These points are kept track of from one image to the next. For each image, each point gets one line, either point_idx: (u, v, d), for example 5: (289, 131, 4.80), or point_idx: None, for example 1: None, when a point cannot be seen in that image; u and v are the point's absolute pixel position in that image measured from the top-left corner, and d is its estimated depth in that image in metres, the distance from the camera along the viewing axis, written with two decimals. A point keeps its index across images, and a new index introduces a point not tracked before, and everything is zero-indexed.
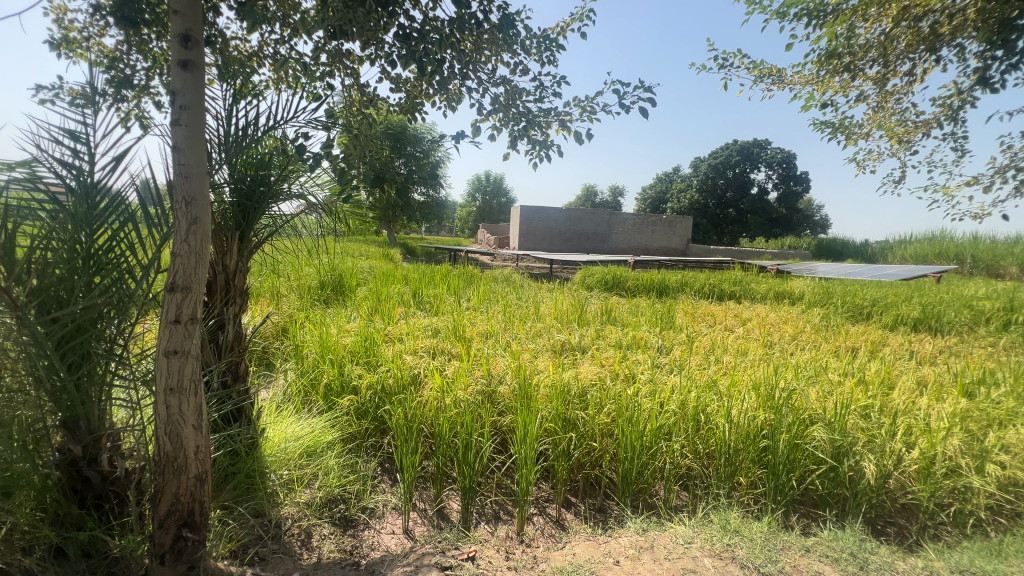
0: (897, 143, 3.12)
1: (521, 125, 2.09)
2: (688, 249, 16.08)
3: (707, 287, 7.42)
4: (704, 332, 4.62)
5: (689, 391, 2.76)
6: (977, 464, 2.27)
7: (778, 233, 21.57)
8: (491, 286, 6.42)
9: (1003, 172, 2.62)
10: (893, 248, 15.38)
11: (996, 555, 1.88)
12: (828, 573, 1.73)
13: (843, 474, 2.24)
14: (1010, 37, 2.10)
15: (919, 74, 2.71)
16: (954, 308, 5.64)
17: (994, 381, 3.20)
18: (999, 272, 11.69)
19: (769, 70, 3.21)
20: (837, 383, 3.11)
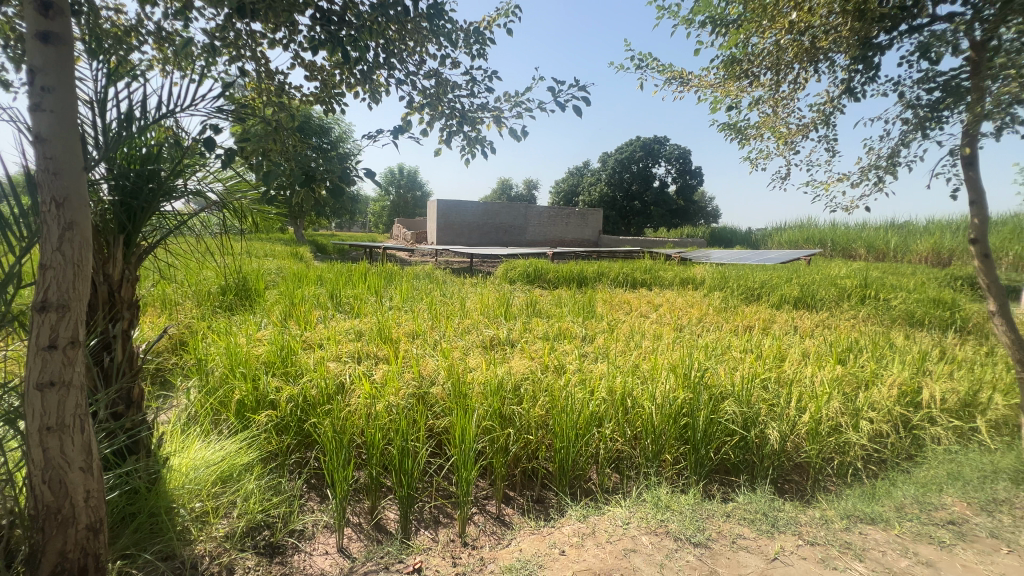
0: (783, 143, 3.48)
1: (456, 122, 2.17)
2: (601, 240, 16.89)
3: (622, 276, 7.83)
4: (623, 320, 4.86)
5: (616, 377, 2.89)
6: (853, 421, 2.63)
7: (678, 223, 23.41)
8: (413, 283, 6.24)
9: (867, 169, 3.04)
10: (773, 235, 17.39)
11: (872, 497, 2.19)
12: (747, 535, 1.90)
13: (751, 442, 2.46)
14: (870, 55, 2.45)
15: (802, 82, 3.04)
16: (823, 286, 6.51)
17: (859, 348, 3.74)
18: (852, 254, 13.72)
19: (678, 72, 3.42)
20: (740, 359, 3.45)
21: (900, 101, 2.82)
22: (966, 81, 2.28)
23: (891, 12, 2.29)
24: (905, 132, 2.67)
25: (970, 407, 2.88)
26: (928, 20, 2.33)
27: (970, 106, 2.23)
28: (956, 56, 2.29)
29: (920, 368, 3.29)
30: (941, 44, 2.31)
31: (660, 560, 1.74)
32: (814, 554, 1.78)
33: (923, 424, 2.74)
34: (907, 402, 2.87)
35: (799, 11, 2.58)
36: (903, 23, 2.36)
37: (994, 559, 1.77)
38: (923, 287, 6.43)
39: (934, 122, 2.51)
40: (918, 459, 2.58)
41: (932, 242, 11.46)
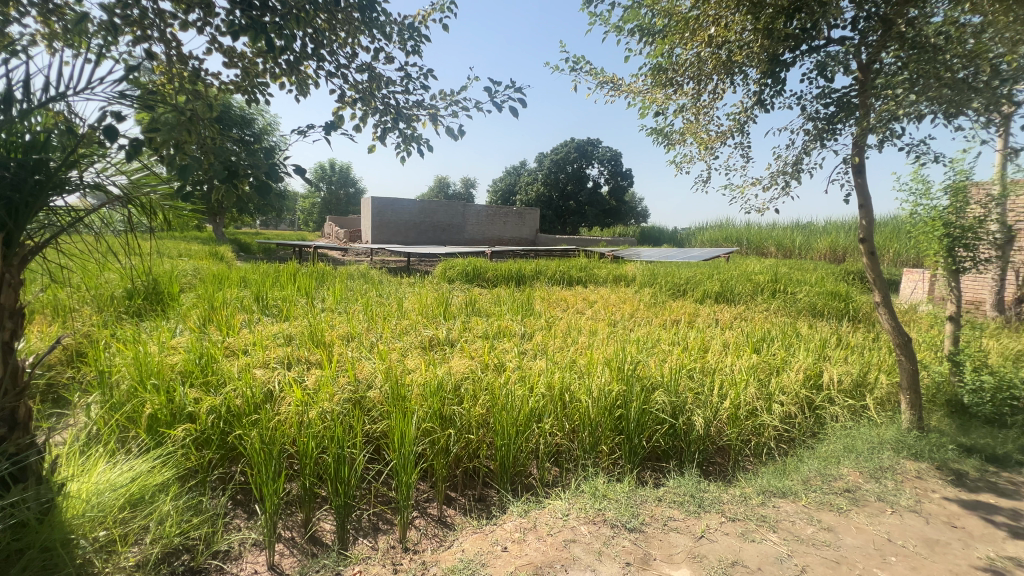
0: (705, 148, 3.73)
1: (390, 119, 2.23)
2: (537, 240, 17.32)
3: (558, 274, 8.01)
4: (560, 317, 4.99)
5: (554, 372, 2.95)
6: (767, 405, 2.88)
7: (611, 223, 24.34)
8: (347, 284, 6.00)
9: (777, 175, 3.32)
10: (697, 234, 18.59)
11: (783, 473, 2.41)
12: (677, 516, 2.02)
13: (679, 429, 2.62)
14: (777, 70, 2.69)
15: (720, 92, 3.26)
16: (740, 282, 7.06)
17: (771, 338, 4.10)
18: (764, 252, 15.00)
19: (608, 77, 3.54)
20: (668, 351, 3.66)
21: (802, 114, 3.11)
22: (855, 99, 2.56)
23: (794, 33, 2.52)
24: (807, 141, 2.96)
25: (861, 387, 3.26)
26: (824, 41, 2.59)
27: (858, 121, 2.51)
28: (847, 76, 2.57)
29: (821, 354, 3.67)
30: (835, 64, 2.57)
31: (598, 548, 1.81)
32: (735, 529, 1.93)
33: (824, 404, 3.06)
34: (810, 385, 3.18)
35: (717, 26, 2.77)
36: (805, 42, 2.60)
37: (882, 520, 2.01)
38: (823, 281, 7.17)
39: (830, 133, 2.80)
40: (820, 435, 2.88)
41: (829, 241, 12.82)
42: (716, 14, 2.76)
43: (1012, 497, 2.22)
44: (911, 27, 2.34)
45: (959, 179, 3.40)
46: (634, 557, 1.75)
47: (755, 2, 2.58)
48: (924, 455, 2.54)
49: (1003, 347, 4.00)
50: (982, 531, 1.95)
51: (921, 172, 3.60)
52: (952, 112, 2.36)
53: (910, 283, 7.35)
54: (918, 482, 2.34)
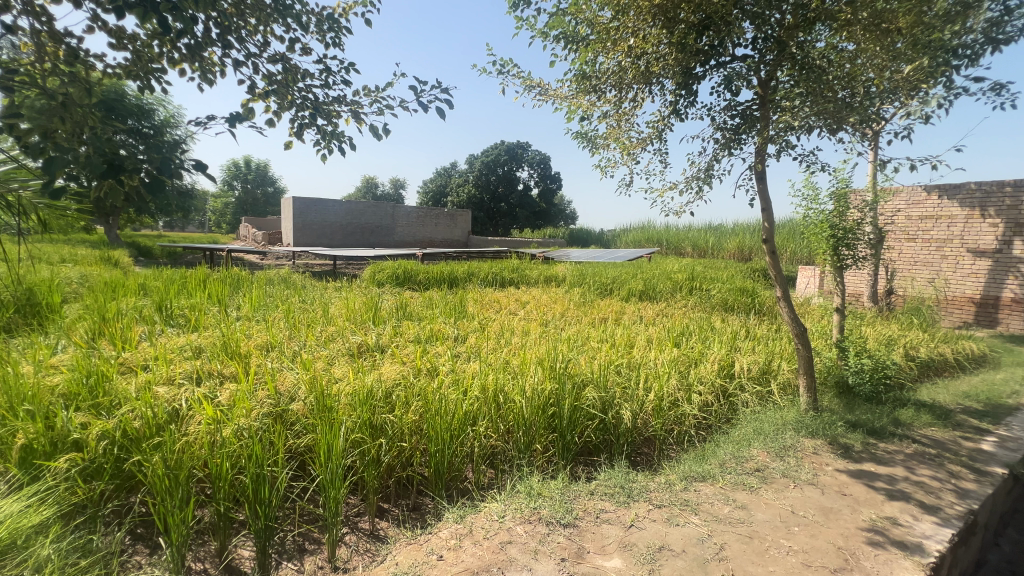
0: (628, 154, 3.90)
1: (308, 115, 2.18)
2: (470, 240, 17.42)
3: (491, 276, 8.03)
4: (494, 318, 5.00)
5: (488, 374, 2.94)
6: (687, 395, 3.08)
7: (542, 225, 24.85)
8: (265, 290, 5.59)
9: (692, 180, 3.55)
10: (621, 235, 19.53)
11: (702, 458, 2.58)
12: (608, 509, 2.09)
13: (608, 423, 2.72)
14: (688, 82, 2.87)
15: (639, 101, 3.43)
16: (661, 280, 7.49)
17: (689, 332, 4.39)
18: (681, 251, 16.08)
19: (535, 82, 3.60)
20: (597, 347, 3.80)
21: (712, 124, 3.35)
22: (757, 112, 2.80)
23: (704, 48, 2.72)
24: (716, 150, 3.19)
25: (766, 373, 3.59)
26: (729, 58, 2.81)
27: (760, 132, 2.75)
28: (749, 91, 2.81)
29: (733, 346, 3.98)
30: (739, 79, 2.81)
31: (534, 546, 1.82)
32: (661, 515, 2.04)
33: (736, 391, 3.32)
34: (724, 374, 3.44)
35: (635, 38, 2.90)
36: (713, 58, 2.81)
37: (787, 494, 2.22)
38: (733, 278, 7.81)
39: (736, 143, 3.05)
40: (734, 420, 3.12)
41: (737, 242, 14.03)
42: (635, 26, 2.90)
43: (888, 464, 2.55)
44: (800, 49, 2.60)
45: (842, 187, 3.85)
46: (568, 552, 1.78)
47: (669, 18, 2.75)
48: (819, 433, 2.84)
49: (878, 333, 4.59)
50: (866, 496, 2.22)
51: (811, 179, 4.03)
52: (836, 127, 2.67)
53: (804, 278, 8.23)
54: (815, 457, 2.61)
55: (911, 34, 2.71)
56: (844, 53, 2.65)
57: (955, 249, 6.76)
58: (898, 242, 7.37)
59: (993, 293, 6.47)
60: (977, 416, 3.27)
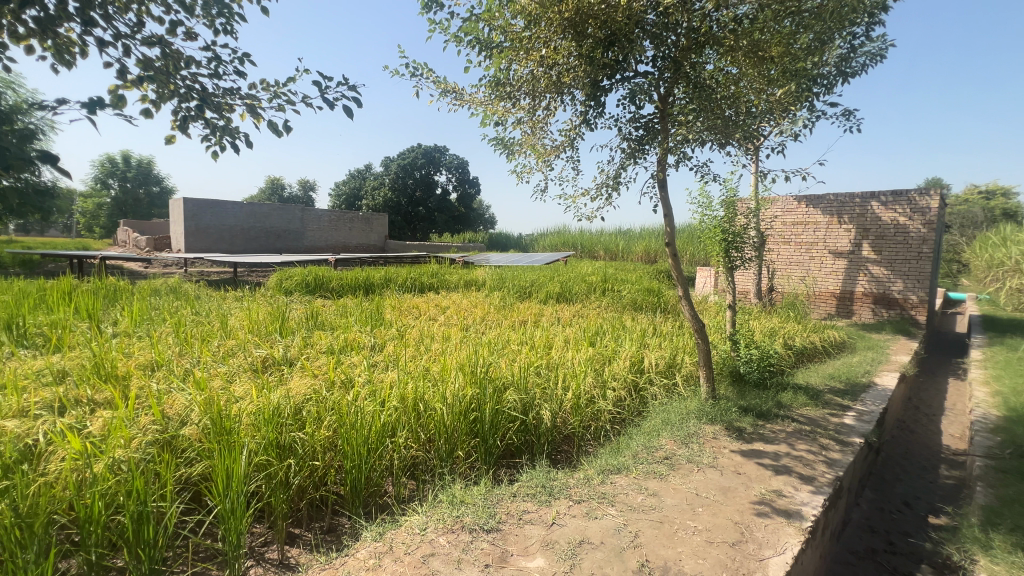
0: (543, 161, 4.01)
1: (194, 106, 1.98)
2: (386, 244, 16.94)
3: (409, 281, 7.83)
4: (412, 325, 4.86)
5: (407, 383, 2.84)
6: (602, 391, 3.22)
7: (461, 229, 24.78)
8: (150, 302, 4.95)
9: (602, 187, 3.72)
10: (539, 240, 20.09)
11: (617, 451, 2.71)
12: (531, 509, 2.12)
13: (529, 424, 2.76)
14: (597, 95, 3.01)
15: (552, 110, 3.54)
16: (577, 283, 7.79)
17: (603, 331, 4.61)
18: (594, 254, 16.90)
19: (450, 86, 3.57)
20: (517, 350, 3.85)
21: (619, 135, 3.54)
22: (658, 125, 3.00)
23: (610, 62, 2.87)
24: (623, 159, 3.39)
25: (672, 366, 3.87)
26: (633, 73, 3.00)
27: (661, 143, 2.96)
28: (651, 105, 3.02)
29: (642, 343, 4.25)
30: (642, 93, 3.01)
31: (457, 556, 1.79)
32: (581, 510, 2.11)
33: (646, 385, 3.55)
34: (635, 370, 3.66)
35: (547, 48, 2.97)
36: (619, 72, 2.98)
37: (691, 478, 2.40)
38: (641, 280, 8.34)
39: (640, 152, 3.25)
40: (644, 413, 3.31)
41: (645, 246, 15.04)
42: (546, 37, 2.96)
43: (773, 442, 2.86)
44: (693, 69, 2.83)
45: (730, 196, 4.28)
46: (492, 557, 1.77)
47: (578, 31, 2.87)
48: (718, 419, 3.12)
49: (763, 326, 5.15)
50: (757, 473, 2.47)
51: (705, 189, 4.43)
52: (724, 141, 2.97)
53: (701, 278, 9.02)
54: (714, 442, 2.85)
55: (781, 62, 3.09)
56: (730, 75, 2.95)
57: (820, 250, 7.82)
58: (776, 245, 8.36)
59: (849, 288, 7.57)
60: (840, 395, 3.79)
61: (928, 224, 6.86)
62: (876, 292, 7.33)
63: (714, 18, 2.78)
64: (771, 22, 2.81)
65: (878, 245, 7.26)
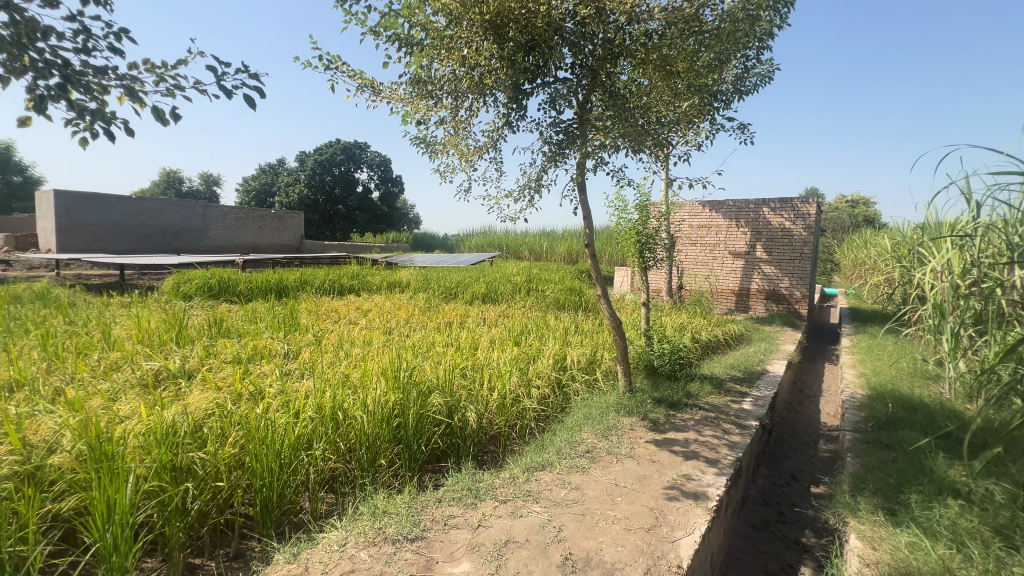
0: (466, 161, 3.98)
1: (56, 83, 1.72)
2: (302, 244, 15.95)
3: (327, 283, 7.41)
4: (330, 330, 4.60)
5: (324, 392, 2.67)
6: (527, 390, 3.27)
7: (384, 229, 23.97)
8: (8, 311, 4.21)
9: (525, 189, 3.77)
10: (464, 240, 20.02)
11: (542, 448, 2.76)
12: (457, 514, 2.09)
13: (455, 427, 2.72)
14: (520, 98, 3.04)
15: (474, 111, 3.53)
16: (502, 283, 7.86)
17: (527, 331, 4.68)
18: (519, 254, 17.16)
19: (368, 81, 3.43)
20: (443, 352, 3.79)
21: (540, 138, 3.62)
22: (576, 130, 3.10)
23: (531, 67, 2.93)
24: (545, 161, 3.46)
25: (593, 363, 4.02)
26: (553, 79, 3.08)
27: (580, 148, 3.07)
28: (570, 110, 3.12)
29: (564, 341, 4.37)
30: (561, 99, 3.09)
31: (379, 569, 1.72)
32: (506, 509, 2.12)
33: (568, 381, 3.65)
34: (558, 367, 3.76)
35: (469, 48, 2.96)
36: (540, 77, 3.03)
37: (611, 469, 2.51)
38: (564, 279, 8.60)
39: (560, 156, 3.34)
40: (568, 409, 3.41)
41: (567, 246, 15.51)
42: (467, 37, 2.95)
43: (683, 430, 3.08)
44: (608, 78, 2.98)
45: (643, 200, 4.55)
46: (416, 567, 1.72)
47: (499, 34, 2.89)
48: (634, 411, 3.29)
49: (674, 322, 5.54)
50: (669, 460, 2.64)
51: (621, 193, 4.66)
52: (636, 148, 3.14)
53: (619, 277, 9.49)
54: (631, 433, 3.01)
55: (686, 77, 3.33)
56: (641, 87, 3.13)
57: (721, 251, 8.57)
58: (684, 247, 9.03)
59: (745, 286, 8.37)
60: (739, 383, 4.17)
61: (808, 228, 7.76)
62: (768, 288, 8.18)
63: (626, 31, 2.93)
64: (677, 39, 3.02)
65: (769, 246, 8.11)
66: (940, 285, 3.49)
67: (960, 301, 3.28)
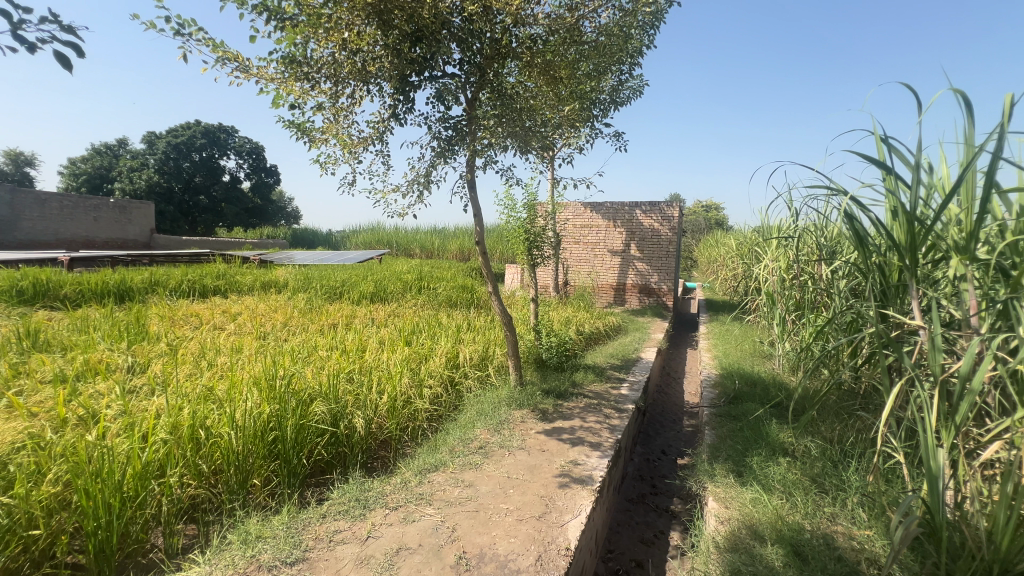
0: (348, 152, 3.73)
1: None
2: (153, 240, 13.70)
3: (185, 284, 6.46)
4: (189, 337, 4.01)
5: (180, 409, 2.31)
6: (419, 390, 3.17)
7: (257, 224, 21.64)
8: None
9: (414, 184, 3.65)
10: (351, 237, 18.95)
11: (434, 448, 2.72)
12: (344, 528, 1.96)
13: (341, 436, 2.54)
14: (407, 90, 2.92)
15: (356, 99, 3.32)
16: (392, 281, 7.58)
17: (419, 330, 4.56)
18: (410, 252, 16.69)
19: (231, 54, 3.04)
20: (326, 356, 3.52)
21: (429, 132, 3.54)
22: (465, 126, 3.09)
23: (418, 58, 2.83)
24: (433, 157, 3.40)
25: (484, 359, 4.06)
26: (440, 73, 3.02)
27: (469, 145, 3.06)
28: (458, 106, 3.09)
29: (457, 339, 4.35)
30: (449, 94, 3.05)
31: None
32: (397, 516, 2.04)
33: (461, 379, 3.64)
34: (451, 365, 3.72)
35: (350, 32, 2.79)
36: (427, 70, 2.94)
37: (503, 463, 2.56)
38: (456, 277, 8.58)
39: (450, 152, 3.31)
40: (461, 406, 3.40)
41: (459, 244, 15.44)
42: (348, 19, 2.77)
43: (569, 418, 3.25)
44: (496, 78, 3.01)
45: (531, 200, 4.71)
46: None
47: (383, 20, 2.75)
48: (525, 403, 3.40)
49: (560, 316, 5.83)
50: (557, 448, 2.77)
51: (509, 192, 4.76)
52: (523, 148, 3.22)
53: (510, 275, 9.72)
54: (522, 425, 3.10)
55: (568, 84, 3.52)
56: (528, 90, 3.23)
57: (602, 250, 9.25)
58: (569, 245, 9.56)
59: (622, 281, 9.14)
60: (617, 370, 4.53)
61: (673, 229, 8.71)
62: (641, 283, 9.01)
63: (513, 33, 2.99)
64: (560, 46, 3.17)
65: (641, 245, 8.95)
66: (771, 279, 4.14)
67: (785, 291, 3.94)
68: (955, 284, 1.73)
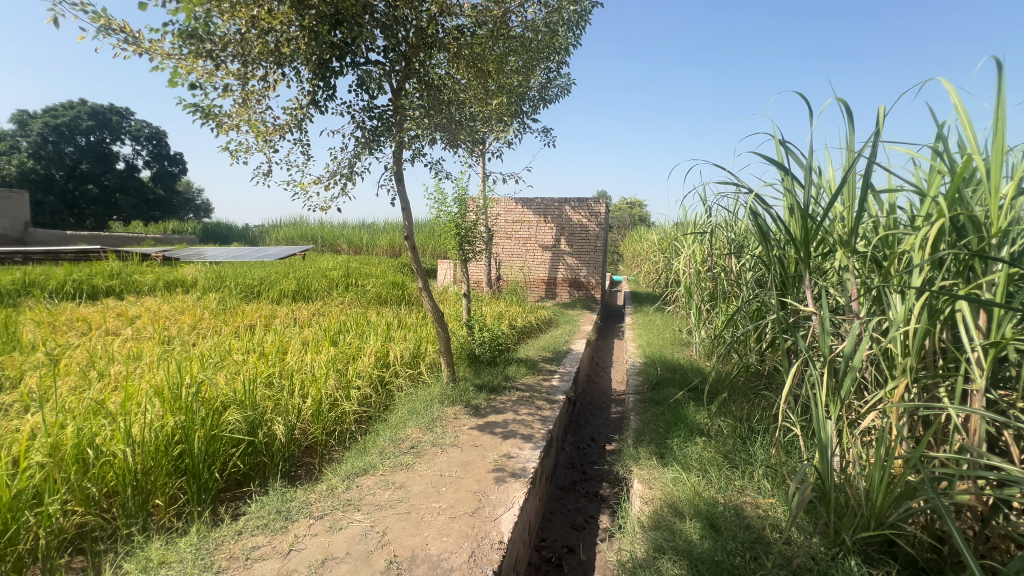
0: (261, 139, 3.45)
1: None
2: (28, 235, 11.91)
3: (70, 285, 5.69)
4: (73, 345, 3.52)
5: (62, 427, 2.03)
6: (346, 392, 3.03)
7: (159, 217, 19.54)
8: None
9: (337, 176, 3.46)
10: (270, 232, 17.72)
11: (363, 451, 2.61)
12: (263, 543, 1.82)
13: (259, 445, 2.36)
14: (326, 76, 2.75)
15: (270, 83, 3.07)
16: (316, 279, 7.19)
17: (346, 329, 4.36)
18: (337, 248, 15.91)
19: (117, 25, 2.69)
20: (242, 360, 3.25)
21: (352, 121, 3.36)
22: (392, 117, 2.97)
23: (338, 43, 2.67)
24: (357, 148, 3.24)
25: (416, 357, 3.97)
26: (363, 60, 2.89)
27: (395, 136, 2.95)
28: (383, 95, 2.96)
29: (386, 337, 4.21)
30: (373, 82, 2.92)
31: None
32: (323, 525, 1.93)
33: (391, 378, 3.53)
34: (380, 364, 3.60)
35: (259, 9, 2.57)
36: (349, 56, 2.79)
37: (436, 461, 2.52)
38: (386, 273, 8.32)
39: (375, 143, 3.17)
40: (391, 406, 3.29)
41: (389, 239, 14.96)
42: None
43: (502, 412, 3.27)
44: (422, 68, 2.92)
45: (461, 194, 4.66)
46: None
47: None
48: (458, 400, 3.37)
49: (494, 311, 5.85)
50: (490, 442, 2.78)
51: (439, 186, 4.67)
52: (452, 141, 3.16)
53: (442, 270, 9.59)
54: (455, 422, 3.07)
55: (497, 79, 3.50)
56: (456, 82, 3.18)
57: (533, 244, 9.39)
58: (501, 240, 9.60)
59: (553, 275, 9.35)
60: (549, 363, 4.63)
61: (600, 225, 9.04)
62: (571, 277, 9.27)
63: (439, 23, 2.94)
64: (488, 40, 3.15)
65: (571, 240, 9.20)
66: (689, 272, 4.42)
67: (700, 282, 4.23)
68: (839, 274, 1.94)
